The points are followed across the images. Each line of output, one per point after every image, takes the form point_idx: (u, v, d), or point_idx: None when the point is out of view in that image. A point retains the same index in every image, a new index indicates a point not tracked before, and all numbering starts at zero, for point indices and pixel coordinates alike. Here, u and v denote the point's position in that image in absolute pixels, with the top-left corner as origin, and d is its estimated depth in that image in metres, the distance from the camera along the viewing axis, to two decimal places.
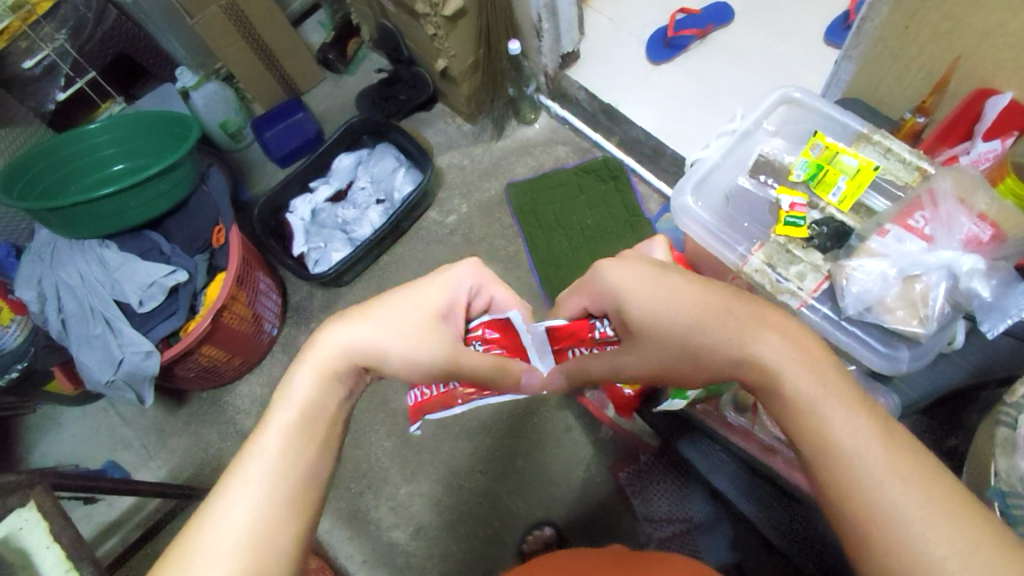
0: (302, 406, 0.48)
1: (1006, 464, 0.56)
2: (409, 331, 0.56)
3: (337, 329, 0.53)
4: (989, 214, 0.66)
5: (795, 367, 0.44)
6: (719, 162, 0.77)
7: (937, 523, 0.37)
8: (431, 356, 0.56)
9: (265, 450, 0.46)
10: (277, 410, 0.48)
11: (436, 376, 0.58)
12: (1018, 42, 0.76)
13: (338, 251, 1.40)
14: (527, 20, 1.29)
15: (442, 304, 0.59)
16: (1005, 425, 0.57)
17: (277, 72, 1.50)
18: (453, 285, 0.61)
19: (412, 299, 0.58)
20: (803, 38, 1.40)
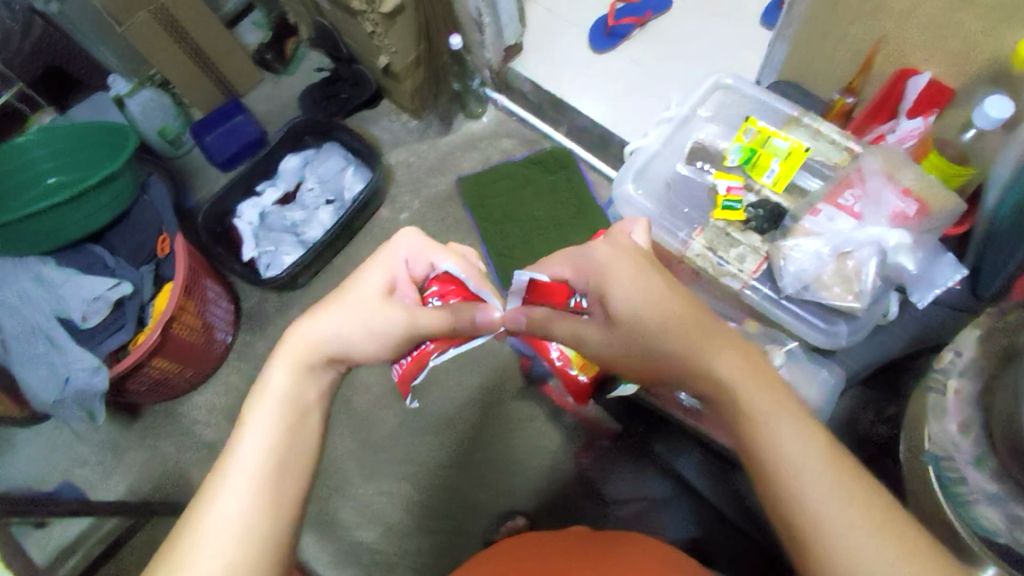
0: (276, 400, 0.56)
1: (937, 428, 0.59)
2: (363, 313, 0.63)
3: (306, 322, 0.61)
4: (914, 189, 0.68)
5: (755, 392, 0.47)
6: (659, 149, 0.78)
7: (865, 544, 0.40)
8: (387, 329, 0.63)
9: (250, 442, 0.53)
10: (258, 406, 0.55)
11: (399, 341, 0.65)
12: (934, 23, 0.79)
13: (290, 254, 1.39)
14: (467, 15, 1.29)
15: (387, 281, 0.66)
16: (935, 391, 0.60)
17: (215, 74, 1.47)
18: (392, 259, 0.68)
19: (362, 285, 0.65)
20: (740, 22, 1.43)
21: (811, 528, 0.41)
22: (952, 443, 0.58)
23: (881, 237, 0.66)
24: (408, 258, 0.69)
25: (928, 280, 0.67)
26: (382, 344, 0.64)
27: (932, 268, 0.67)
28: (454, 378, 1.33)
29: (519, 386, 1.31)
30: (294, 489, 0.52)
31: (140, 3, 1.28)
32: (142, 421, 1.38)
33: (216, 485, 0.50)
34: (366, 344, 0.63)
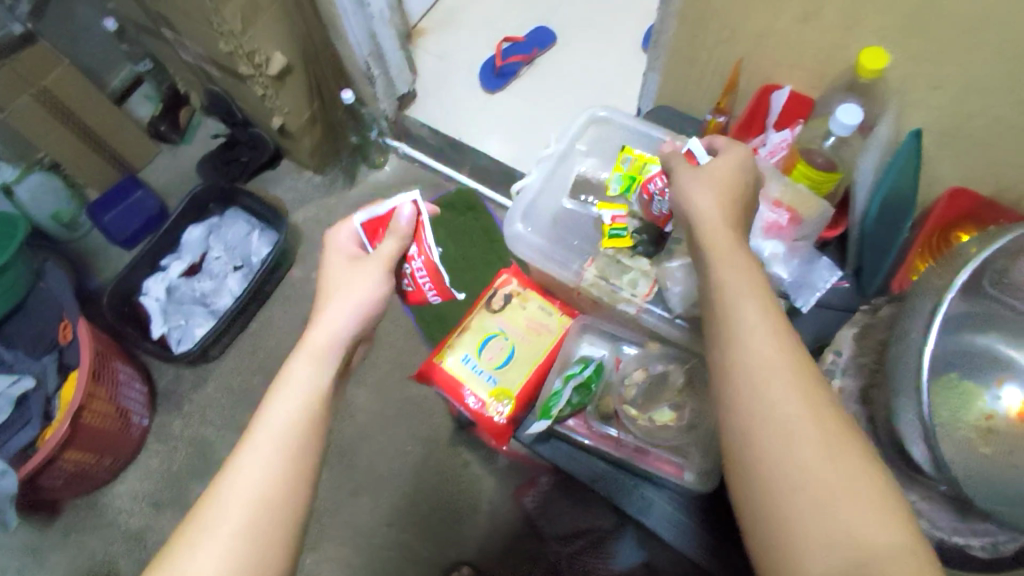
0: (295, 389, 0.60)
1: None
2: (349, 280, 0.67)
3: (316, 326, 0.64)
4: (784, 199, 0.70)
5: (751, 301, 0.52)
6: (542, 187, 0.79)
7: (824, 461, 0.44)
8: (358, 278, 0.67)
9: (270, 423, 0.57)
10: (277, 393, 0.60)
11: (381, 279, 0.67)
12: (786, 40, 0.84)
13: (202, 326, 1.35)
14: (357, 69, 1.31)
15: (348, 253, 0.71)
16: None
17: (107, 151, 1.43)
18: (338, 242, 0.72)
19: (333, 268, 0.69)
20: (621, 50, 1.49)
21: (780, 431, 0.46)
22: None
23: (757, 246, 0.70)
24: (351, 234, 0.72)
25: (808, 284, 0.71)
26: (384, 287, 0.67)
27: (806, 273, 0.71)
28: (387, 431, 1.31)
29: (453, 430, 1.29)
30: (312, 456, 0.57)
31: (20, 86, 1.24)
32: (59, 522, 1.29)
33: (239, 456, 0.56)
34: (368, 298, 0.66)
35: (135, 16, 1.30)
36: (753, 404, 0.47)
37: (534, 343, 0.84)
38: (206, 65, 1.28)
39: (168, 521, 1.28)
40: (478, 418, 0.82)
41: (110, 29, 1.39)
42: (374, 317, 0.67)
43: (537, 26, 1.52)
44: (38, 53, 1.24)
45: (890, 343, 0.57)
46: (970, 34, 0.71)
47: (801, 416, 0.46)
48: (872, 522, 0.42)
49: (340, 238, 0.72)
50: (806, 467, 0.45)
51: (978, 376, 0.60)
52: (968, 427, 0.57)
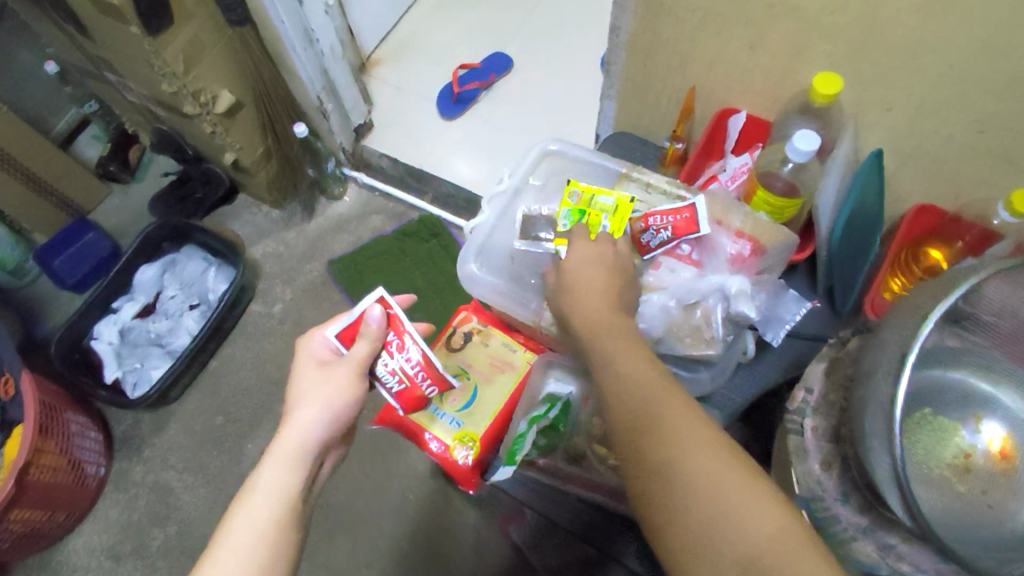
0: (260, 503, 0.63)
1: (802, 469, 0.61)
2: (319, 389, 0.68)
3: (282, 437, 0.66)
4: (745, 230, 0.70)
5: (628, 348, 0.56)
6: (497, 224, 0.78)
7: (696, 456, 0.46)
8: (329, 387, 0.68)
9: (229, 539, 0.61)
10: (241, 505, 0.63)
11: (353, 386, 0.68)
12: (736, 67, 0.84)
13: (158, 368, 1.31)
14: (310, 105, 1.30)
15: (318, 360, 0.71)
16: (794, 433, 0.63)
17: (53, 195, 1.38)
18: (310, 348, 0.72)
19: (303, 376, 0.70)
20: (579, 72, 1.49)
21: (670, 451, 0.47)
22: (817, 483, 0.60)
23: (723, 284, 0.68)
24: (321, 342, 0.72)
25: (777, 318, 0.70)
26: (353, 394, 0.69)
27: (774, 303, 0.70)
28: (358, 468, 1.28)
29: (426, 464, 1.27)
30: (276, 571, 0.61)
31: None
32: None
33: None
34: (337, 403, 0.68)
35: (77, 59, 1.27)
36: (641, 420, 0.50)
37: (497, 381, 0.81)
38: (151, 105, 1.26)
39: (130, 574, 1.23)
40: (443, 463, 0.79)
41: (50, 73, 1.35)
42: (344, 422, 0.69)
43: (493, 52, 1.51)
44: None
45: (859, 379, 0.56)
46: (909, 60, 0.72)
47: (683, 431, 0.48)
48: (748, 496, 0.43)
49: (311, 347, 0.72)
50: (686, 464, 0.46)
51: (953, 412, 0.61)
52: (945, 467, 0.59)
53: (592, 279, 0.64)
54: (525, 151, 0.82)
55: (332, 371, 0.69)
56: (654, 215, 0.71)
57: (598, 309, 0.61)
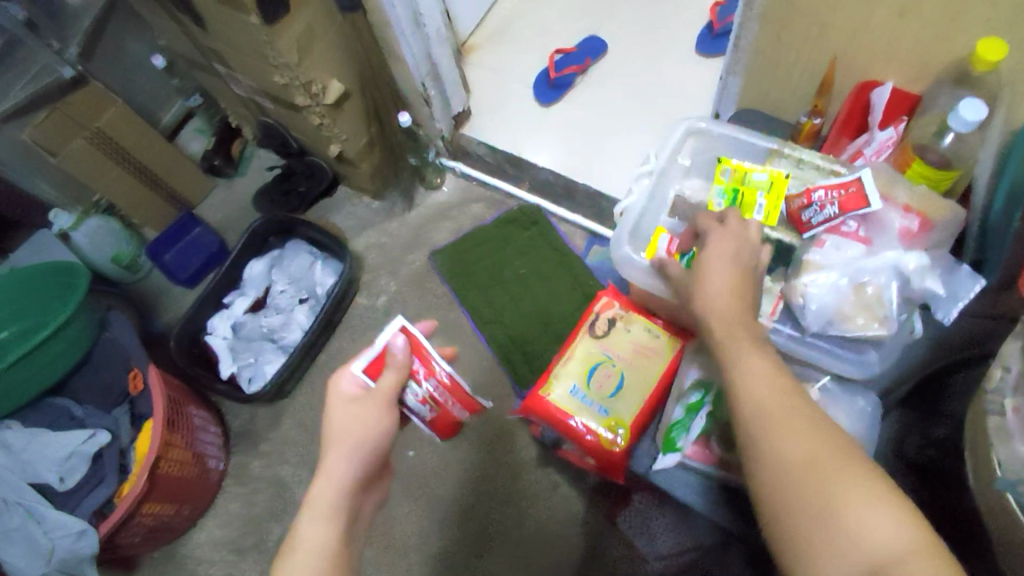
0: (312, 552, 0.65)
1: (1006, 452, 0.55)
2: (354, 423, 0.74)
3: (320, 480, 0.70)
4: (913, 204, 0.66)
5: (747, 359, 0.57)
6: (646, 206, 0.77)
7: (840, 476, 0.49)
8: (365, 421, 0.74)
9: None
10: (292, 556, 0.65)
11: (383, 418, 0.75)
12: (882, 33, 0.79)
13: (271, 363, 1.34)
14: (413, 90, 1.30)
15: (347, 396, 0.76)
16: (994, 412, 0.56)
17: (162, 189, 1.42)
18: (339, 387, 0.76)
19: (335, 415, 0.75)
20: (677, 52, 1.46)
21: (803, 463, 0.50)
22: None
23: (900, 261, 0.64)
24: (348, 378, 0.77)
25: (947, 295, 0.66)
26: (387, 422, 0.76)
27: (952, 281, 0.65)
28: (468, 457, 1.27)
29: (538, 453, 1.25)
30: None
31: (75, 129, 1.25)
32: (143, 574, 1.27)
33: None
34: (373, 439, 0.74)
35: (188, 51, 1.30)
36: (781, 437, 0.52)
37: (644, 360, 0.80)
38: (259, 98, 1.28)
39: (252, 565, 1.26)
40: (594, 450, 0.78)
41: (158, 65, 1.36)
42: (375, 455, 0.74)
43: (587, 35, 1.48)
44: (89, 94, 1.24)
45: None
46: None
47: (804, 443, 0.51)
48: (883, 527, 0.46)
49: (337, 386, 0.77)
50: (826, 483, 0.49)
51: None
52: None
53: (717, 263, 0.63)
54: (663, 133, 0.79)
55: (365, 405, 0.75)
56: (819, 189, 0.67)
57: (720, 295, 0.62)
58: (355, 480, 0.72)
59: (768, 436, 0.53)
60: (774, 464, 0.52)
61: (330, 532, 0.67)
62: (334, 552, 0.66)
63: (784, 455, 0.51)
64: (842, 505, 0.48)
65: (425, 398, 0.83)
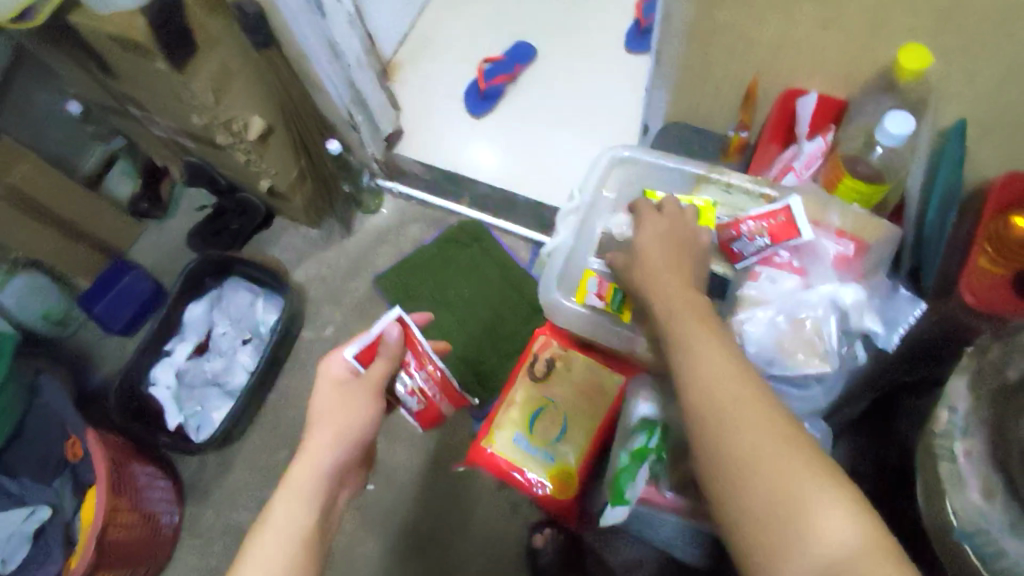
0: (286, 542, 0.66)
1: (960, 500, 0.53)
2: (341, 411, 0.75)
3: (299, 464, 0.70)
4: (846, 228, 0.65)
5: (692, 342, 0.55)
6: (575, 245, 0.74)
7: (793, 471, 0.47)
8: (349, 409, 0.75)
9: None
10: (265, 546, 0.65)
11: (368, 402, 0.77)
12: (804, 46, 0.77)
13: (218, 411, 1.30)
14: (338, 117, 1.25)
15: (336, 378, 0.78)
16: (945, 459, 0.55)
17: (89, 240, 1.35)
18: (328, 369, 0.78)
19: (319, 402, 0.76)
20: (608, 53, 1.43)
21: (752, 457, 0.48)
22: (980, 515, 0.52)
23: (836, 293, 0.63)
24: (337, 364, 0.78)
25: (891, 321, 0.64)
26: (374, 412, 0.77)
27: (888, 306, 0.64)
28: (424, 488, 1.25)
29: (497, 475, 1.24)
30: None
31: None
32: None
33: None
34: (355, 428, 0.75)
35: (100, 98, 1.24)
36: (729, 431, 0.50)
37: (588, 402, 0.79)
38: (182, 139, 1.23)
39: None
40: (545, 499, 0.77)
41: (73, 113, 1.33)
42: (356, 445, 0.75)
43: (516, 41, 1.44)
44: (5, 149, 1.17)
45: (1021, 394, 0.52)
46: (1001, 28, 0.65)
47: (752, 436, 0.49)
48: (834, 527, 0.45)
49: (328, 370, 0.78)
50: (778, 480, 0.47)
51: None
52: None
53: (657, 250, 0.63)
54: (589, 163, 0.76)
55: (355, 392, 0.76)
56: (748, 220, 0.65)
57: (667, 276, 0.60)
58: (335, 467, 0.72)
59: (722, 421, 0.51)
60: (725, 453, 0.50)
61: (302, 518, 0.68)
62: (308, 537, 0.67)
63: (741, 446, 0.49)
64: (800, 502, 0.46)
65: (413, 389, 0.91)
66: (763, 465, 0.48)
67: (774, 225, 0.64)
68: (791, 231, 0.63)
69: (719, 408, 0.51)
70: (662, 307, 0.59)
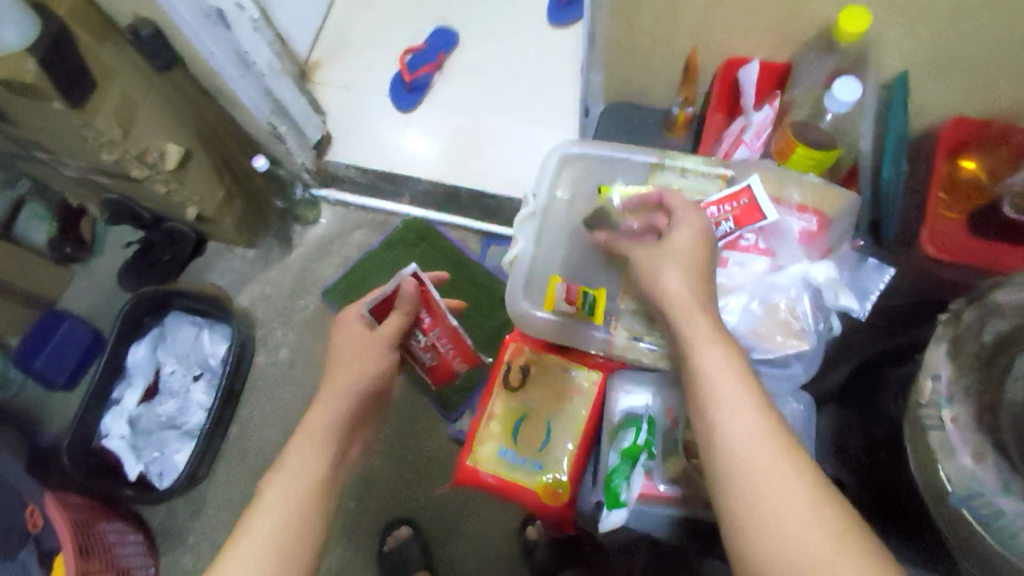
0: (297, 474, 0.73)
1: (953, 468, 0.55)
2: (355, 357, 0.85)
3: (318, 406, 0.80)
4: (806, 202, 0.65)
5: (692, 321, 0.57)
6: (537, 252, 0.72)
7: (777, 466, 0.50)
8: (364, 357, 0.85)
9: (265, 501, 0.70)
10: (278, 476, 0.72)
11: (381, 351, 0.87)
12: (737, 15, 0.76)
13: (180, 451, 1.23)
14: (260, 131, 1.18)
15: (357, 330, 0.88)
16: (934, 429, 0.56)
17: (16, 292, 1.27)
18: (350, 319, 0.89)
19: (340, 352, 0.86)
20: (531, 28, 1.38)
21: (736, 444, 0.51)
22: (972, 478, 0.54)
23: (808, 272, 0.62)
24: (360, 314, 0.89)
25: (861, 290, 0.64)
26: (385, 363, 0.87)
27: (856, 277, 0.64)
28: (407, 499, 1.22)
29: None
30: (310, 531, 0.69)
31: None
32: None
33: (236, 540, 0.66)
34: (368, 372, 0.84)
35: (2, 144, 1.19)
36: (722, 408, 0.53)
37: (566, 407, 0.77)
38: (93, 175, 1.14)
39: None
40: (537, 506, 0.75)
41: None
42: (371, 386, 0.85)
43: (434, 27, 1.39)
44: None
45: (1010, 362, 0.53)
46: None
47: (744, 423, 0.52)
48: (808, 528, 0.47)
49: (347, 319, 0.89)
50: (757, 468, 0.50)
51: None
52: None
53: (678, 243, 0.61)
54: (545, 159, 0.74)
55: (370, 342, 0.86)
56: (708, 206, 0.64)
57: (682, 262, 0.59)
58: (348, 410, 0.81)
59: (717, 404, 0.53)
60: (726, 447, 0.52)
61: (316, 457, 0.75)
62: (318, 475, 0.73)
63: (733, 429, 0.52)
64: (772, 495, 0.49)
65: (428, 344, 0.98)
66: (748, 457, 0.51)
67: (739, 210, 0.64)
68: (755, 213, 0.63)
69: (727, 409, 0.53)
70: (677, 293, 0.58)
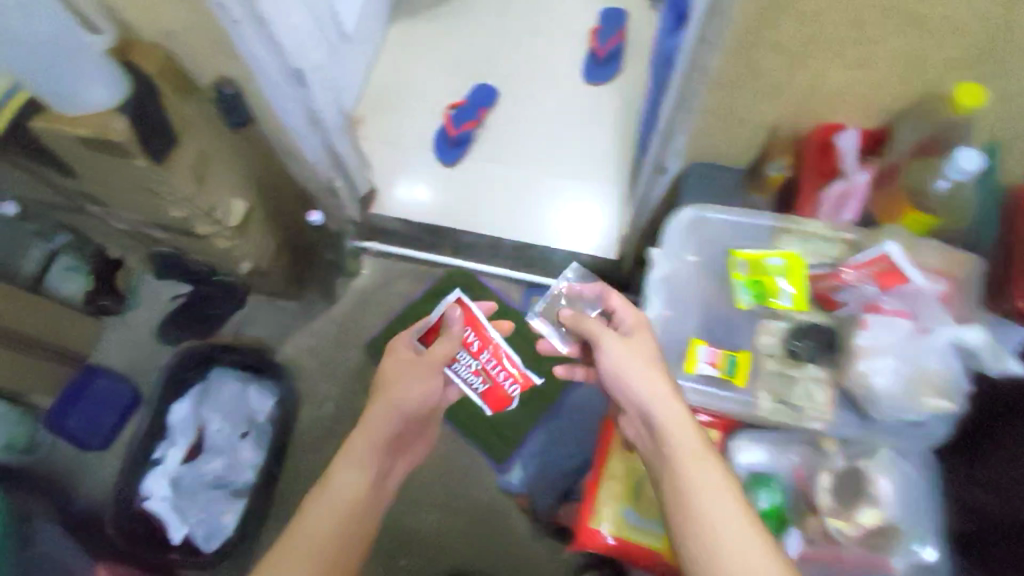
0: (333, 502, 0.70)
1: None
2: (406, 381, 0.84)
3: (362, 427, 0.77)
4: (937, 267, 0.76)
5: (663, 410, 0.65)
6: (666, 312, 0.84)
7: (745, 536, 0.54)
8: (409, 381, 0.84)
9: (304, 531, 0.67)
10: (316, 501, 0.70)
11: (427, 379, 0.87)
12: None
13: (228, 513, 1.19)
14: (316, 185, 1.19)
15: (406, 355, 0.88)
16: None
17: (51, 351, 1.23)
18: (399, 343, 0.91)
19: (388, 373, 0.86)
20: (568, 86, 1.44)
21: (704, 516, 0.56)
22: None
23: (959, 335, 0.71)
24: (411, 342, 0.92)
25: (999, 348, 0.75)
26: (431, 385, 0.87)
27: (997, 340, 0.75)
28: None
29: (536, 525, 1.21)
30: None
31: None
32: None
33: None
34: (412, 399, 0.83)
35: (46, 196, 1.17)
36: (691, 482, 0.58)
37: None
38: (147, 229, 1.13)
39: None
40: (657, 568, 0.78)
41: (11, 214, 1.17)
42: (411, 414, 0.84)
43: (474, 84, 1.43)
44: None
45: None
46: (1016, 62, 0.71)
47: (710, 497, 0.57)
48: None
49: (399, 342, 0.91)
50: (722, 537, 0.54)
51: None
52: None
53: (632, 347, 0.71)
54: (670, 219, 0.85)
55: (415, 368, 0.87)
56: (849, 270, 0.76)
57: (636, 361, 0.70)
58: (390, 432, 0.79)
59: (678, 480, 0.59)
60: (695, 527, 0.56)
61: (355, 479, 0.72)
62: (355, 495, 0.71)
63: (698, 502, 0.57)
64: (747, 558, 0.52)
65: (478, 370, 1.05)
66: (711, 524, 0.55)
67: (880, 277, 0.75)
68: (897, 277, 0.74)
69: (698, 498, 0.57)
70: (653, 409, 0.65)
